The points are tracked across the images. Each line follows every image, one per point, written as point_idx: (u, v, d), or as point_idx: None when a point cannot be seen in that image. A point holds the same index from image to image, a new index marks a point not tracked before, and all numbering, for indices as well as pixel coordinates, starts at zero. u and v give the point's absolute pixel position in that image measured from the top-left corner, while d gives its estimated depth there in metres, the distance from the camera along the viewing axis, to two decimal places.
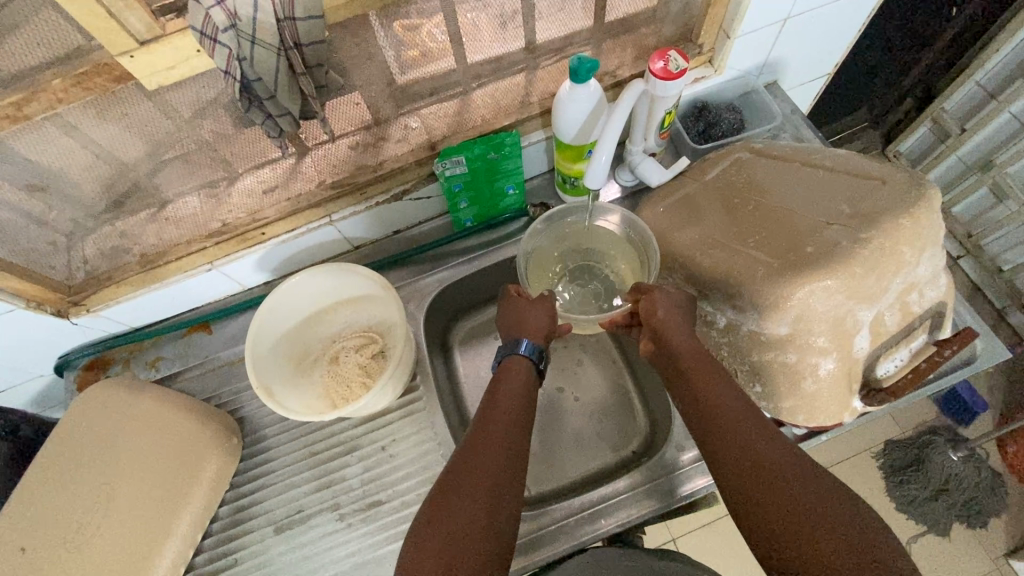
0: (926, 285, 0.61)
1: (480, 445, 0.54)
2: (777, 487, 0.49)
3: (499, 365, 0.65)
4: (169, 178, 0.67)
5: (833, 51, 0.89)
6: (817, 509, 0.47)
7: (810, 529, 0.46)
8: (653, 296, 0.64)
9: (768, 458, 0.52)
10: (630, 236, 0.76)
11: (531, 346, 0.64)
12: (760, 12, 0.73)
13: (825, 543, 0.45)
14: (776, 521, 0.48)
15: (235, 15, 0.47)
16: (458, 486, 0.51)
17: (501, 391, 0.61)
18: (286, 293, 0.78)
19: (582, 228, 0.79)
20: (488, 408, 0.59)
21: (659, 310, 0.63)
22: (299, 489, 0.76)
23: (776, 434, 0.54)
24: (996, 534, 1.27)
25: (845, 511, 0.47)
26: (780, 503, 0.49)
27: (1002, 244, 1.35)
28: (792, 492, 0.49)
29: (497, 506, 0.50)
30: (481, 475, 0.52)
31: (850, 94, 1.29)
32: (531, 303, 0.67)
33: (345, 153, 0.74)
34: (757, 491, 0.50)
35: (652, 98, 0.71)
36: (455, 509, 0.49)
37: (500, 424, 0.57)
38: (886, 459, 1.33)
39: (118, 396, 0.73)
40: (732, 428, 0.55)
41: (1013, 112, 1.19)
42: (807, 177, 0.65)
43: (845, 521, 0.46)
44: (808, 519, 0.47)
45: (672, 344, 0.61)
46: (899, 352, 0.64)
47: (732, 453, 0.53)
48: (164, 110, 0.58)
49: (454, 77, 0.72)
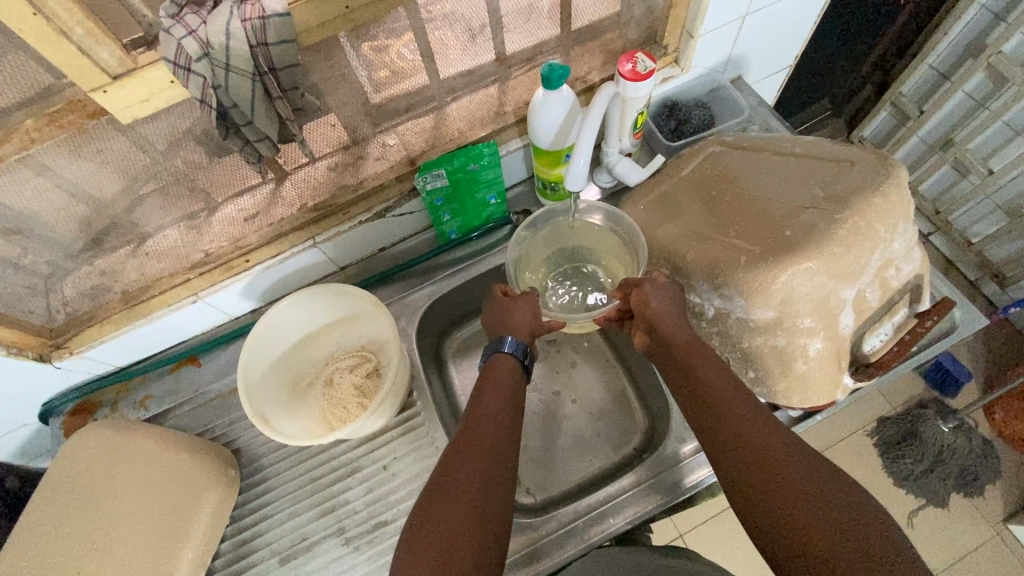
0: (902, 261, 0.63)
1: (475, 448, 0.54)
2: (773, 468, 0.51)
3: (485, 363, 0.65)
4: (148, 212, 0.66)
5: (793, 43, 0.92)
6: (812, 490, 0.49)
7: (806, 513, 0.47)
8: (643, 288, 0.64)
9: (764, 442, 0.53)
10: (614, 229, 0.76)
11: (516, 344, 0.64)
12: (720, 10, 0.75)
13: (820, 522, 0.46)
14: (774, 505, 0.49)
15: (208, 44, 0.47)
16: (451, 486, 0.51)
17: (492, 390, 0.60)
18: (275, 319, 0.77)
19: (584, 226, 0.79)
20: (477, 408, 0.58)
21: (652, 301, 0.63)
22: (301, 517, 0.74)
23: (774, 420, 0.55)
24: (993, 501, 1.30)
25: (842, 495, 0.48)
26: (776, 487, 0.50)
27: (969, 217, 1.40)
28: (788, 476, 0.50)
29: (490, 504, 0.50)
30: (479, 480, 0.51)
31: (812, 85, 1.34)
32: (513, 302, 0.68)
33: (325, 175, 0.75)
34: (754, 474, 0.51)
35: (623, 100, 0.72)
36: (448, 508, 0.49)
37: (497, 426, 0.56)
38: (880, 436, 1.36)
39: (112, 432, 0.72)
40: (728, 414, 0.56)
41: (967, 91, 1.25)
42: (779, 166, 0.67)
43: (838, 504, 0.47)
44: (807, 504, 0.48)
45: (669, 335, 0.62)
46: (883, 327, 0.66)
47: (730, 436, 0.55)
48: (140, 144, 0.58)
49: (429, 93, 0.73)
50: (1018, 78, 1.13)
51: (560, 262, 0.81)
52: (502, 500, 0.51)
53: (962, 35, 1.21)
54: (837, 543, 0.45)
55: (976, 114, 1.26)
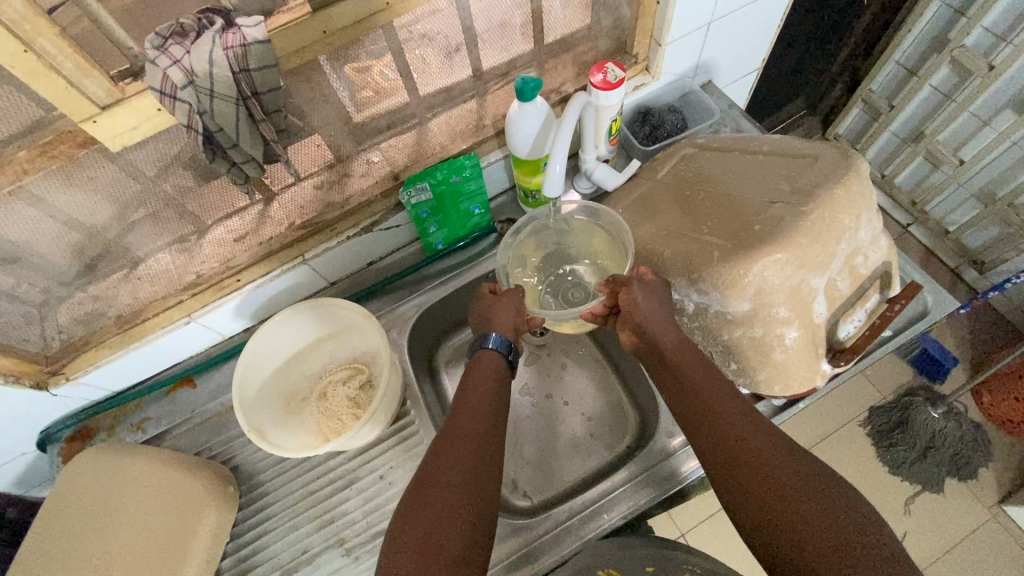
0: (869, 249, 0.65)
1: (468, 452, 0.55)
2: (751, 456, 0.54)
3: (469, 359, 0.66)
4: (140, 237, 0.68)
5: (759, 47, 0.96)
6: (787, 476, 0.52)
7: (795, 510, 0.49)
8: (631, 287, 0.65)
9: (741, 430, 0.56)
10: (596, 222, 0.79)
11: (500, 340, 0.66)
12: (685, 19, 0.79)
13: (795, 506, 0.50)
14: (761, 500, 0.51)
15: (192, 71, 0.50)
16: (441, 485, 0.52)
17: (478, 390, 0.62)
18: (267, 335, 0.79)
19: (581, 226, 0.81)
20: (463, 406, 0.60)
21: (640, 302, 0.64)
22: (301, 530, 0.75)
23: (755, 414, 0.58)
24: (986, 483, 1.32)
25: (827, 493, 0.50)
26: (764, 483, 0.52)
27: (945, 207, 1.44)
28: (773, 472, 0.52)
29: (477, 496, 0.52)
30: (473, 483, 0.53)
31: (785, 86, 1.39)
32: (499, 300, 0.70)
33: (312, 193, 0.77)
34: (734, 461, 0.54)
35: (597, 108, 0.75)
36: (436, 503, 0.50)
37: (485, 425, 0.58)
38: (872, 424, 1.37)
39: (119, 461, 0.72)
40: (716, 410, 0.58)
41: (934, 84, 1.29)
42: (748, 164, 0.69)
43: (811, 488, 0.51)
44: (794, 501, 0.50)
45: (654, 334, 0.64)
46: (856, 313, 0.68)
47: (710, 426, 0.57)
48: (129, 170, 0.60)
49: (409, 110, 0.76)
50: (981, 70, 1.18)
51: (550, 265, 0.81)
52: (490, 500, 0.53)
53: (925, 31, 1.26)
54: (813, 524, 0.48)
55: (944, 107, 1.30)
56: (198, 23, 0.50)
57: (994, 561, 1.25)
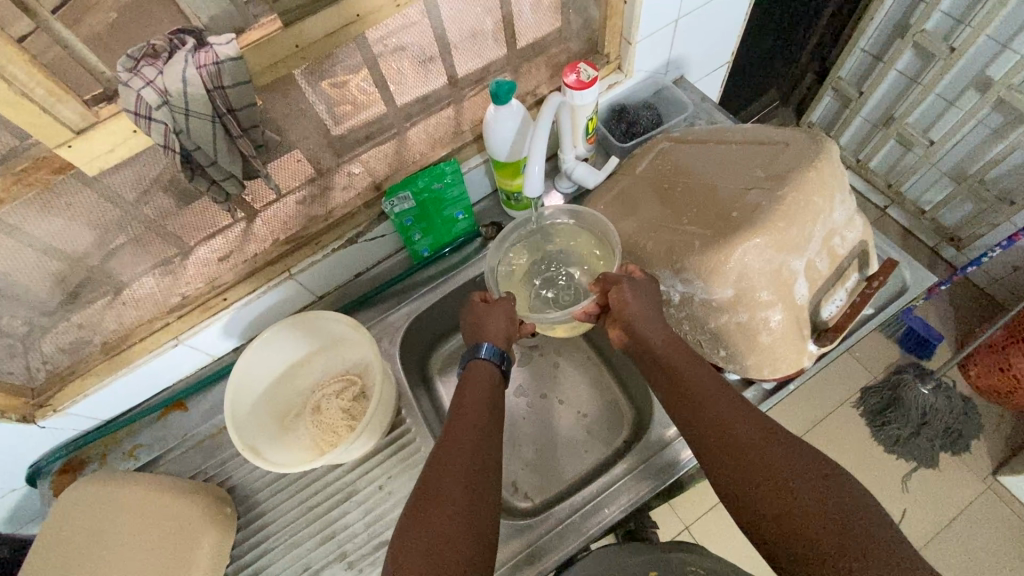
0: (845, 229, 0.67)
1: (464, 464, 0.55)
2: (742, 442, 0.55)
3: (463, 371, 0.66)
4: (123, 262, 0.68)
5: (727, 40, 0.98)
6: (778, 460, 0.53)
7: (793, 503, 0.50)
8: (622, 286, 0.65)
9: (731, 417, 0.57)
10: (582, 225, 0.80)
11: (492, 348, 0.66)
12: (653, 16, 0.80)
13: (788, 490, 0.51)
14: (760, 495, 0.52)
15: (166, 92, 0.50)
16: (440, 495, 0.52)
17: (473, 397, 0.62)
18: (257, 353, 0.78)
19: (566, 230, 0.81)
20: (459, 414, 0.60)
21: (630, 301, 0.64)
22: (302, 547, 0.74)
23: (750, 408, 0.58)
24: (978, 455, 1.34)
25: (826, 484, 0.51)
26: (759, 471, 0.53)
27: (919, 187, 1.47)
28: (765, 458, 0.53)
29: (476, 503, 0.52)
30: (471, 495, 0.53)
31: (756, 78, 1.42)
32: (490, 308, 0.70)
33: (294, 209, 0.77)
34: (725, 449, 0.55)
35: (572, 108, 0.77)
36: (435, 514, 0.51)
37: (482, 432, 0.59)
38: (865, 405, 1.39)
39: (118, 487, 0.71)
40: (709, 406, 0.58)
41: (900, 69, 1.33)
42: (724, 154, 0.71)
43: (802, 470, 0.52)
44: (793, 493, 0.50)
45: (644, 333, 0.64)
46: (837, 293, 0.69)
47: (700, 416, 0.58)
48: (107, 195, 0.60)
49: (387, 120, 0.76)
50: (943, 52, 1.21)
51: (538, 268, 0.82)
52: (488, 512, 0.53)
53: (887, 18, 1.30)
54: (805, 506, 0.49)
55: (911, 89, 1.34)
56: (170, 44, 0.51)
57: (991, 531, 1.27)
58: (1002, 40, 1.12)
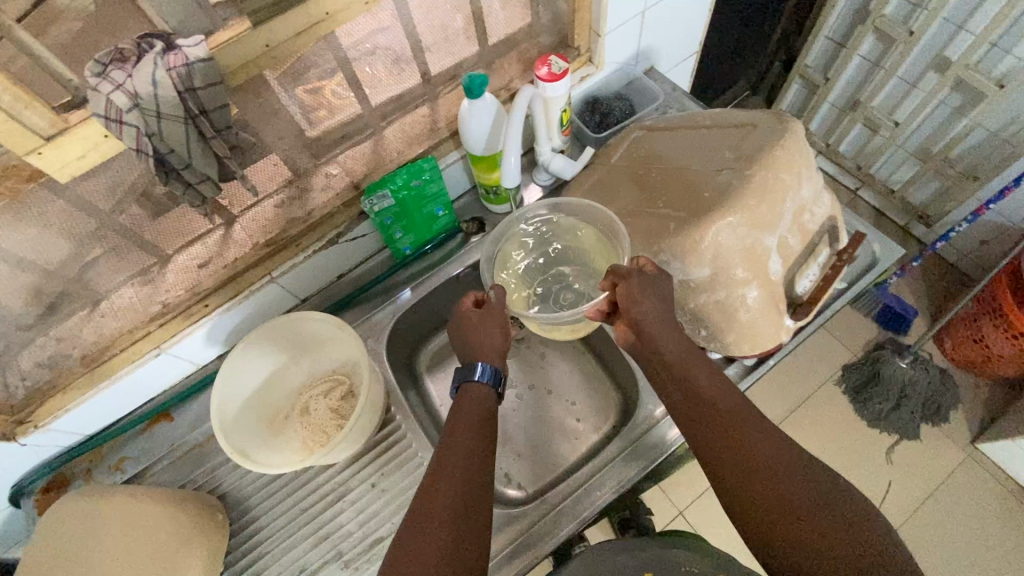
0: (814, 205, 0.69)
1: (461, 476, 0.56)
2: (738, 441, 0.56)
3: (457, 392, 0.67)
4: (100, 273, 0.67)
5: (694, 30, 1.00)
6: (770, 463, 0.55)
7: (782, 507, 0.52)
8: (631, 280, 0.62)
9: (730, 417, 0.58)
10: (574, 219, 0.78)
11: (487, 372, 0.66)
12: (620, 8, 0.82)
13: (776, 494, 0.53)
14: (755, 500, 0.53)
15: (137, 95, 0.50)
16: (440, 503, 0.53)
17: (469, 412, 0.64)
18: (241, 357, 0.78)
19: (568, 224, 0.79)
20: (456, 425, 0.62)
21: (638, 297, 0.61)
22: (298, 549, 0.74)
23: (749, 406, 0.59)
24: (957, 425, 1.38)
25: (817, 493, 0.53)
26: (752, 472, 0.54)
27: (888, 168, 1.52)
28: (760, 460, 0.55)
29: (472, 511, 0.54)
30: (467, 514, 0.53)
31: (726, 69, 1.45)
32: (483, 318, 0.69)
33: (273, 212, 0.77)
34: (721, 447, 0.57)
35: (545, 100, 0.78)
36: (433, 521, 0.52)
37: (477, 439, 0.60)
38: (848, 382, 1.42)
39: (109, 507, 0.70)
40: (711, 409, 0.59)
41: (863, 54, 1.37)
42: (694, 138, 0.72)
43: (792, 475, 0.54)
44: (781, 497, 0.53)
45: (652, 334, 0.62)
46: (811, 268, 0.71)
47: (699, 414, 0.59)
48: (81, 205, 0.59)
49: (363, 120, 0.77)
50: (902, 36, 1.25)
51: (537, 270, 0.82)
52: (483, 525, 0.54)
53: (847, 6, 1.34)
54: (791, 511, 0.52)
55: (874, 74, 1.38)
56: (138, 48, 0.50)
57: (973, 498, 1.31)
58: (958, 22, 1.16)
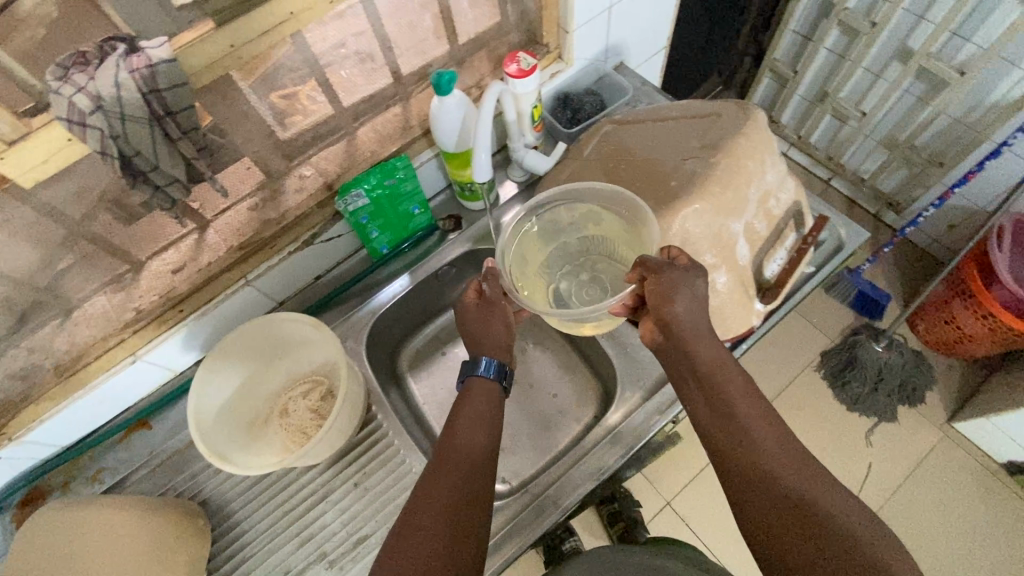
0: (778, 191, 0.71)
1: (452, 481, 0.56)
2: (752, 448, 0.54)
3: (461, 385, 0.67)
4: (71, 280, 0.67)
5: (661, 26, 1.02)
6: (783, 474, 0.52)
7: (789, 526, 0.49)
8: (663, 276, 0.60)
9: (749, 423, 0.56)
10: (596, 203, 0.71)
11: (491, 366, 0.66)
12: (587, 4, 0.83)
13: (782, 511, 0.50)
14: (763, 513, 0.51)
15: (99, 97, 0.50)
16: (427, 509, 0.53)
17: (474, 409, 0.63)
18: (219, 362, 0.78)
19: (588, 211, 0.72)
20: (456, 425, 0.61)
21: (671, 295, 0.59)
22: (281, 552, 0.73)
23: (774, 415, 0.57)
24: (931, 404, 1.42)
25: (829, 512, 0.48)
26: (761, 484, 0.52)
27: (857, 157, 1.55)
28: (773, 470, 0.52)
29: (462, 516, 0.53)
30: (458, 517, 0.53)
31: (698, 64, 1.48)
32: (487, 313, 0.70)
33: (246, 215, 0.77)
34: (734, 453, 0.55)
35: (515, 97, 0.79)
36: (417, 525, 0.52)
37: (475, 438, 0.60)
38: (826, 367, 1.45)
39: (62, 516, 0.68)
40: (730, 413, 0.57)
41: (828, 46, 1.41)
42: (661, 129, 0.74)
43: (806, 488, 0.50)
44: (790, 514, 0.49)
45: (681, 332, 0.60)
46: (778, 252, 0.73)
47: (719, 416, 0.57)
48: (48, 211, 0.59)
49: (336, 121, 0.77)
50: (865, 28, 1.28)
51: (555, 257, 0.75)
52: (475, 535, 0.53)
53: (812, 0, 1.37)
54: (797, 531, 0.48)
55: (840, 65, 1.41)
56: (100, 50, 0.50)
57: (950, 476, 1.35)
58: (918, 12, 1.20)
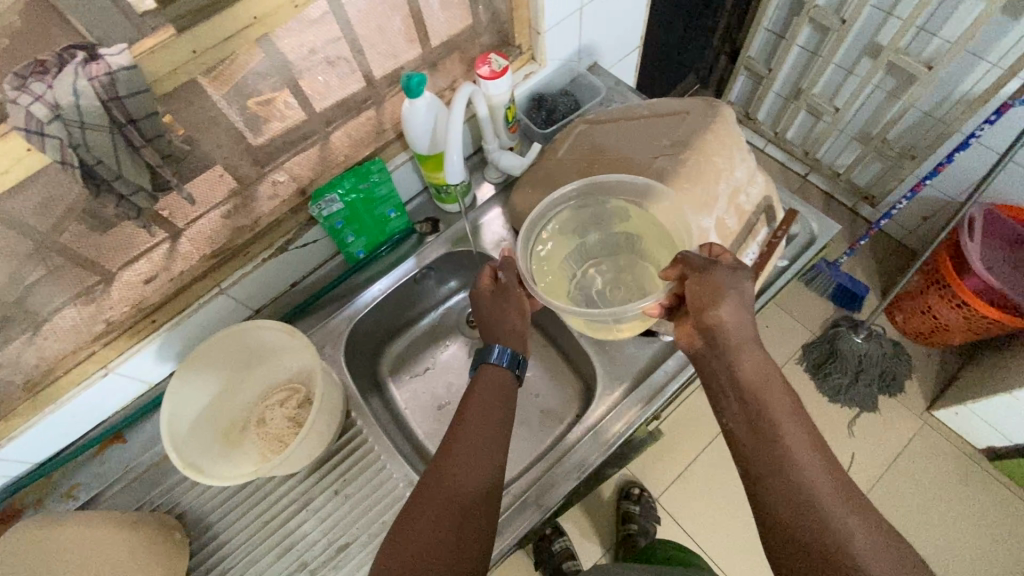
0: (748, 187, 0.72)
1: (457, 479, 0.57)
2: (773, 445, 0.55)
3: (474, 372, 0.68)
4: (38, 294, 0.65)
5: (634, 26, 1.03)
6: (800, 476, 0.53)
7: (801, 528, 0.51)
8: (702, 279, 0.59)
9: (777, 420, 0.56)
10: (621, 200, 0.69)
11: (504, 354, 0.67)
12: (557, 6, 0.84)
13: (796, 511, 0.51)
14: (774, 509, 0.53)
15: (58, 105, 0.49)
16: (434, 509, 0.55)
17: (488, 401, 0.64)
18: (193, 372, 0.77)
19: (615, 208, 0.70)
20: (466, 419, 0.62)
21: (710, 299, 0.59)
22: (260, 564, 0.73)
23: (801, 411, 0.58)
24: (911, 393, 1.44)
25: (840, 517, 0.50)
26: (778, 484, 0.53)
27: (833, 152, 1.58)
28: (791, 471, 0.53)
29: (468, 516, 0.55)
30: (463, 516, 0.55)
31: (674, 64, 1.49)
32: (503, 305, 0.70)
33: (219, 222, 0.76)
34: (754, 448, 0.56)
35: (488, 97, 0.80)
36: (421, 523, 0.54)
37: (483, 432, 0.61)
38: (807, 359, 1.47)
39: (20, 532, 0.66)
40: (758, 410, 0.57)
41: (801, 44, 1.43)
42: (632, 127, 0.75)
43: (823, 492, 0.52)
44: (801, 516, 0.51)
45: (720, 329, 0.60)
46: (750, 247, 0.74)
47: (747, 412, 0.58)
48: (10, 223, 0.58)
49: (309, 126, 0.77)
50: (835, 25, 1.31)
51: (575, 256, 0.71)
52: (480, 531, 0.55)
53: None
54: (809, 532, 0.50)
55: (813, 62, 1.44)
56: (59, 58, 0.50)
57: (930, 463, 1.37)
58: (885, 9, 1.22)
